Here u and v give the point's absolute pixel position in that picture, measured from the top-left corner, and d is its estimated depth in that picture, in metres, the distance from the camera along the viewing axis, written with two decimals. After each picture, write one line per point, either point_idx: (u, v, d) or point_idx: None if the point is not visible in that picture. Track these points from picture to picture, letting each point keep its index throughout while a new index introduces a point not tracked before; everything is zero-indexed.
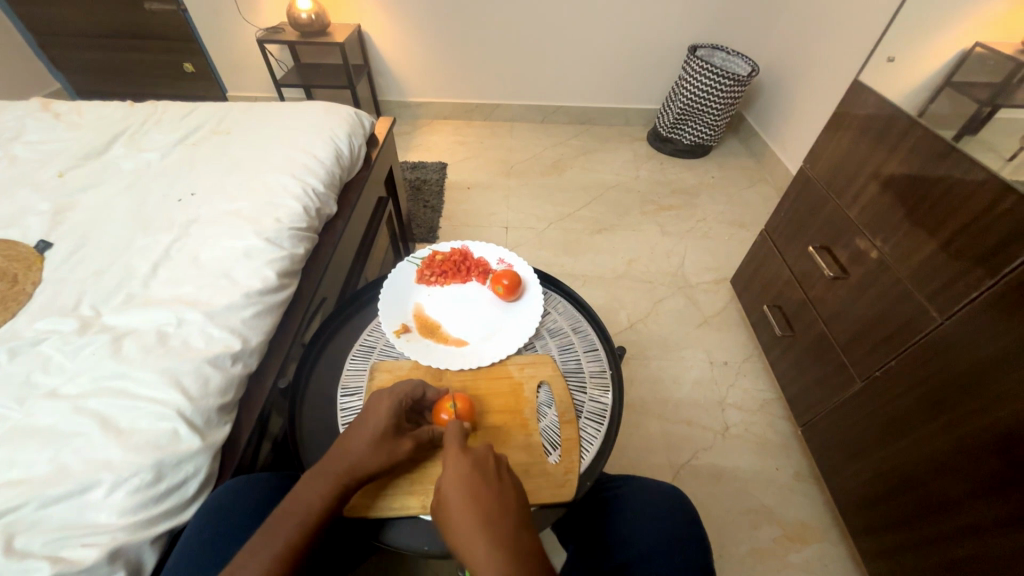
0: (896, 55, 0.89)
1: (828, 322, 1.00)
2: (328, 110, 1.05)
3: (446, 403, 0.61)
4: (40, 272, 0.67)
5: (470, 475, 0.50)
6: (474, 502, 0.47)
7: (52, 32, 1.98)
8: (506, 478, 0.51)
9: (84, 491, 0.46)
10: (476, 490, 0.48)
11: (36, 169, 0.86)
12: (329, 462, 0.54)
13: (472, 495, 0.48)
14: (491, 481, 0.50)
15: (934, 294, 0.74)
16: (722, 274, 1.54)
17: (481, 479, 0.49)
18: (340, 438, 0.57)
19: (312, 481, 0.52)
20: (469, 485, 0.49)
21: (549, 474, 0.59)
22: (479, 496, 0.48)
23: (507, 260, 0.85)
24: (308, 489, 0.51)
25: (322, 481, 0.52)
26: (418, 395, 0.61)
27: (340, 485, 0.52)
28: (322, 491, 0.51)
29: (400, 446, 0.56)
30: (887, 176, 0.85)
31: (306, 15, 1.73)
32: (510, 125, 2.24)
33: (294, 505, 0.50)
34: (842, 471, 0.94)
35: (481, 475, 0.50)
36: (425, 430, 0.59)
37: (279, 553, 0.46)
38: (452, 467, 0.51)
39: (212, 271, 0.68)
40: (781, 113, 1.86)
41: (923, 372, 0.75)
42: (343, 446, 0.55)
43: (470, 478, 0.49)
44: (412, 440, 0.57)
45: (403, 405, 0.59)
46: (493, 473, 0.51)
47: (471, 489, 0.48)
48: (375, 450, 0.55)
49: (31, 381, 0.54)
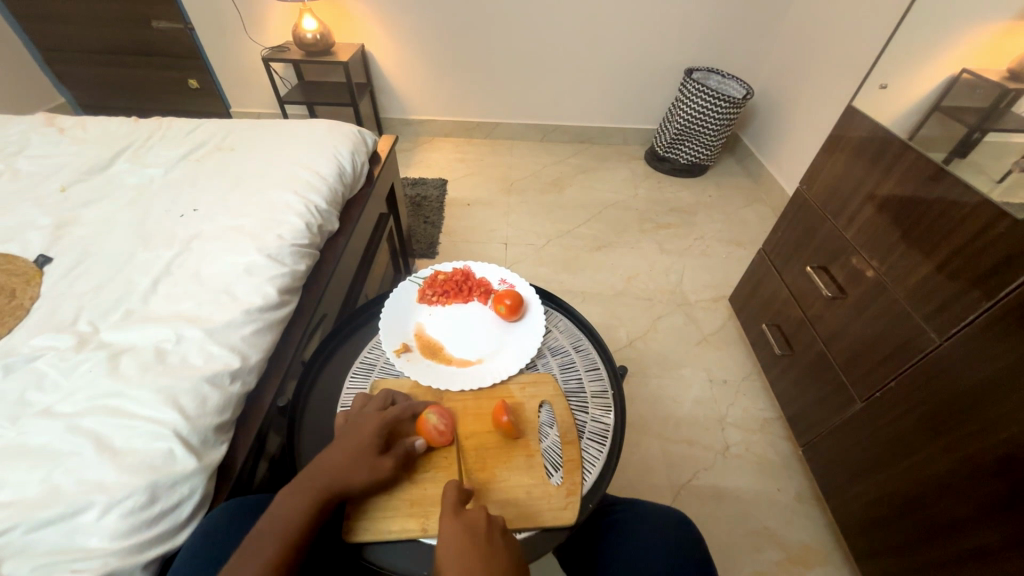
0: (887, 81, 0.92)
1: (827, 341, 1.00)
2: (332, 128, 1.06)
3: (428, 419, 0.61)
4: (38, 287, 0.67)
5: (463, 541, 0.48)
6: (465, 570, 0.46)
7: (59, 47, 2.01)
8: (498, 540, 0.49)
9: (75, 514, 0.45)
10: (468, 557, 0.47)
11: (39, 184, 0.86)
12: (309, 477, 0.53)
13: (462, 562, 0.46)
14: (486, 545, 0.48)
15: (931, 315, 0.75)
16: (721, 292, 1.54)
17: (474, 544, 0.48)
18: (318, 455, 0.56)
19: (290, 497, 0.51)
20: (461, 551, 0.47)
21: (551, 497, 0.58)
22: (471, 563, 0.47)
23: (509, 280, 0.86)
24: (284, 504, 0.51)
25: (300, 496, 0.51)
26: (406, 414, 0.62)
27: (318, 500, 0.51)
28: (298, 507, 0.50)
29: (380, 464, 0.56)
30: (882, 198, 0.86)
31: (311, 35, 1.77)
32: (510, 143, 2.28)
33: (274, 522, 0.49)
34: (844, 493, 0.93)
35: (476, 539, 0.49)
36: (407, 446, 0.58)
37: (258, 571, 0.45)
38: (442, 531, 0.49)
39: (213, 288, 0.68)
40: (775, 134, 1.90)
41: (924, 393, 0.75)
42: (323, 462, 0.55)
43: (463, 541, 0.48)
44: (393, 459, 0.56)
45: (387, 424, 0.59)
46: (488, 537, 0.49)
47: (462, 554, 0.47)
48: (354, 468, 0.54)
49: (25, 399, 0.53)
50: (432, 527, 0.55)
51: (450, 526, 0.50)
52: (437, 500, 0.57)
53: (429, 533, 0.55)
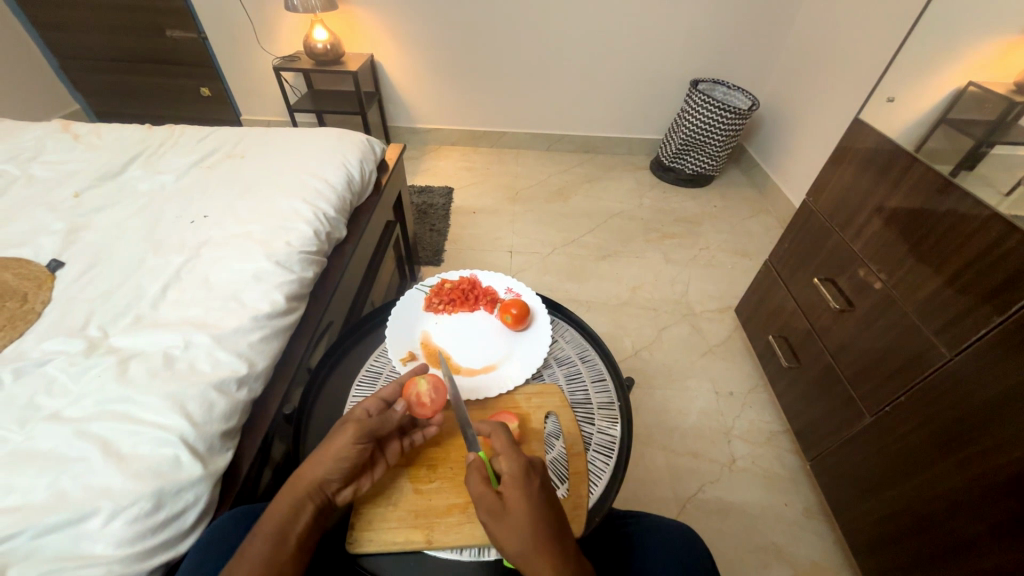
0: (894, 95, 0.92)
1: (835, 354, 0.99)
2: (341, 137, 1.08)
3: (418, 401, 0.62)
4: (50, 292, 0.67)
5: (541, 496, 0.49)
6: (544, 525, 0.47)
7: (75, 55, 2.05)
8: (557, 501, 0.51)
9: (81, 520, 0.45)
10: (546, 512, 0.48)
11: (53, 189, 0.87)
12: (293, 479, 0.52)
13: (543, 520, 0.48)
14: (555, 503, 0.50)
15: (942, 329, 0.74)
16: (726, 303, 1.54)
17: (549, 500, 0.50)
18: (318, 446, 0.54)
19: (275, 500, 0.51)
20: (540, 507, 0.49)
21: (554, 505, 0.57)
22: (548, 517, 0.48)
23: (515, 289, 0.86)
24: (272, 509, 0.50)
25: (284, 500, 0.51)
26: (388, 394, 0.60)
27: (297, 497, 0.51)
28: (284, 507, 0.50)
29: (342, 436, 0.53)
30: (890, 210, 0.86)
31: (321, 45, 1.80)
32: (515, 152, 2.29)
33: (261, 525, 0.49)
34: (853, 509, 0.91)
35: (549, 495, 0.50)
36: (376, 418, 0.56)
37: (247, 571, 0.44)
38: (519, 483, 0.49)
39: (221, 294, 0.68)
40: (781, 146, 1.90)
41: (935, 409, 0.74)
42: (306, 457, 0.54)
43: (541, 497, 0.49)
44: (354, 427, 0.54)
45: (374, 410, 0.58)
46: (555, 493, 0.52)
47: (542, 511, 0.48)
48: (324, 452, 0.53)
49: (34, 403, 0.54)
50: (437, 538, 0.54)
51: (530, 484, 0.50)
52: (442, 511, 0.56)
53: (433, 545, 0.54)
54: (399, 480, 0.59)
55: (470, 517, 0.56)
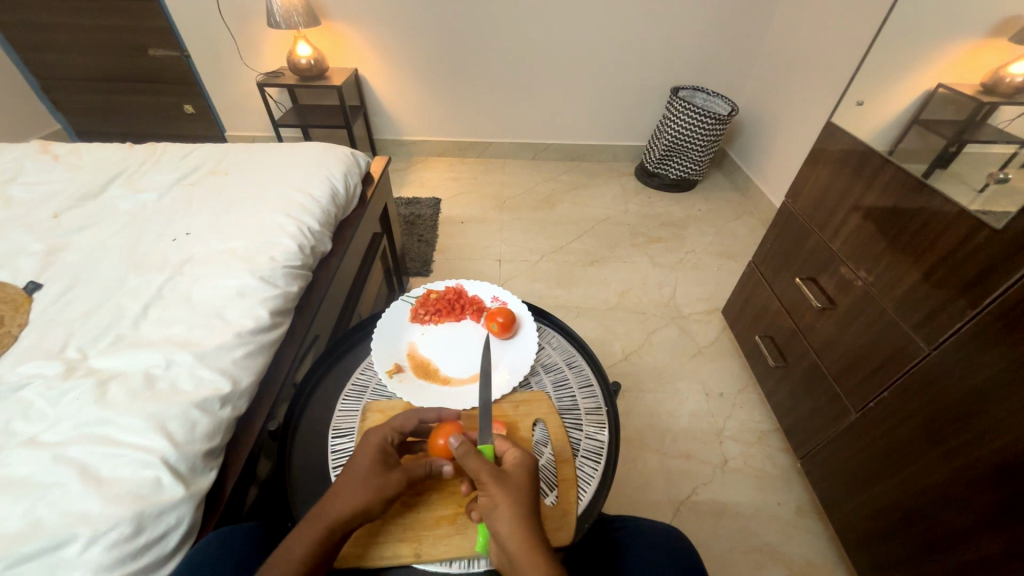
0: (863, 98, 0.95)
1: (819, 352, 1.00)
2: (325, 151, 1.08)
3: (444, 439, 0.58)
4: (27, 314, 0.66)
5: (517, 489, 0.50)
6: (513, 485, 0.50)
7: (55, 75, 2.04)
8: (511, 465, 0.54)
9: (58, 547, 0.44)
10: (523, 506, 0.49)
11: (31, 210, 0.86)
12: (319, 512, 0.49)
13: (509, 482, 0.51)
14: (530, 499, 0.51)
15: (920, 324, 0.76)
16: (714, 304, 1.56)
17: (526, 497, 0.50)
18: (339, 484, 0.52)
19: (295, 534, 0.48)
20: (521, 505, 0.49)
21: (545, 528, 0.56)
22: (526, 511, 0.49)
23: (501, 297, 0.86)
24: (293, 544, 0.47)
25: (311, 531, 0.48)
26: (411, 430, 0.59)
27: (323, 537, 0.48)
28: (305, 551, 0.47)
29: (391, 483, 0.52)
30: (867, 209, 0.88)
31: (305, 60, 1.81)
32: (502, 161, 2.31)
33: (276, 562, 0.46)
34: (844, 505, 0.92)
35: (525, 487, 0.51)
36: (421, 466, 0.55)
37: None
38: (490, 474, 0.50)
39: (204, 311, 0.68)
40: (761, 149, 1.94)
41: (918, 402, 0.75)
42: (333, 492, 0.51)
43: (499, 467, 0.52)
44: (402, 476, 0.53)
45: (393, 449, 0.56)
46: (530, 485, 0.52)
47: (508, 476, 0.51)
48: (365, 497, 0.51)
49: (9, 428, 0.52)
50: (426, 551, 0.52)
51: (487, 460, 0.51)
52: (431, 523, 0.55)
53: (422, 558, 0.52)
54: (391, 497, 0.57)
55: (459, 528, 0.54)
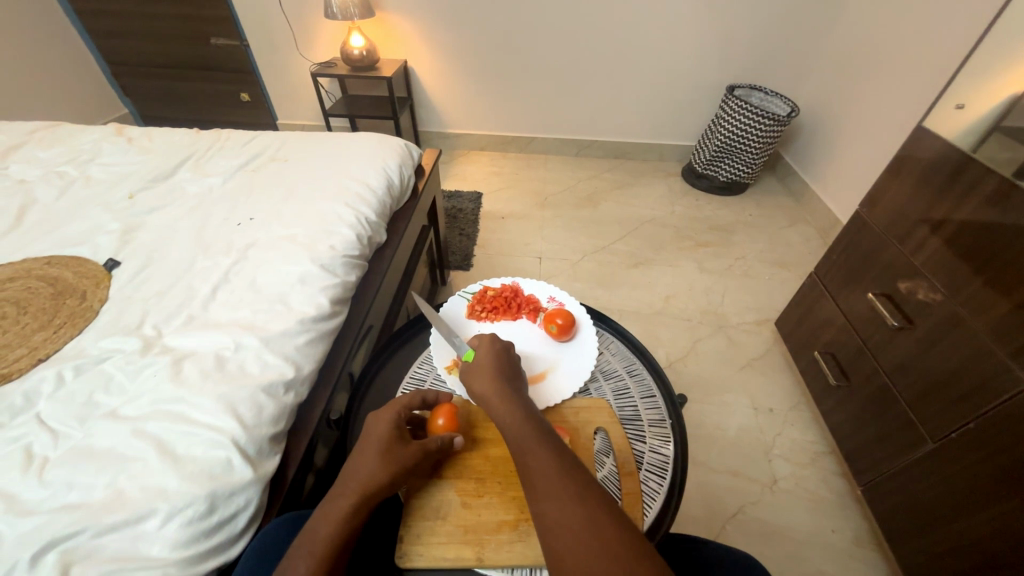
0: (965, 101, 0.84)
1: (891, 374, 0.93)
2: (381, 141, 1.08)
3: (443, 413, 0.61)
4: (107, 290, 0.69)
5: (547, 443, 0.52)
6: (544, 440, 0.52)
7: (125, 62, 2.15)
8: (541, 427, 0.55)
9: (138, 521, 0.45)
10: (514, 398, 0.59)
11: (108, 190, 0.91)
12: (342, 485, 0.51)
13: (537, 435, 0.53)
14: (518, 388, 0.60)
15: (1020, 352, 0.69)
16: (764, 315, 1.48)
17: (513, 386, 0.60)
18: (351, 456, 0.54)
19: (326, 507, 0.50)
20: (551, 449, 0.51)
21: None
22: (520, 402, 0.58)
23: (558, 298, 0.84)
24: (322, 518, 0.49)
25: (340, 504, 0.50)
26: (417, 405, 0.61)
27: (353, 508, 0.49)
28: (338, 522, 0.48)
29: (406, 453, 0.54)
30: (957, 224, 0.81)
31: (357, 51, 1.84)
32: (544, 157, 2.28)
33: (311, 535, 0.47)
34: (911, 540, 0.86)
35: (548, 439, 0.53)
36: (432, 439, 0.57)
37: None
38: (481, 374, 0.60)
39: (269, 296, 0.69)
40: (821, 154, 1.83)
41: (1012, 437, 0.68)
42: (351, 468, 0.53)
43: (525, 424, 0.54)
44: (417, 447, 0.55)
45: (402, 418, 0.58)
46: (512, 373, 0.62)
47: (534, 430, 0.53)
48: (381, 465, 0.52)
49: (93, 401, 0.55)
50: (488, 557, 0.51)
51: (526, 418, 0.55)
52: (491, 525, 0.53)
53: (484, 563, 0.51)
54: (447, 493, 0.56)
55: (522, 535, 0.53)
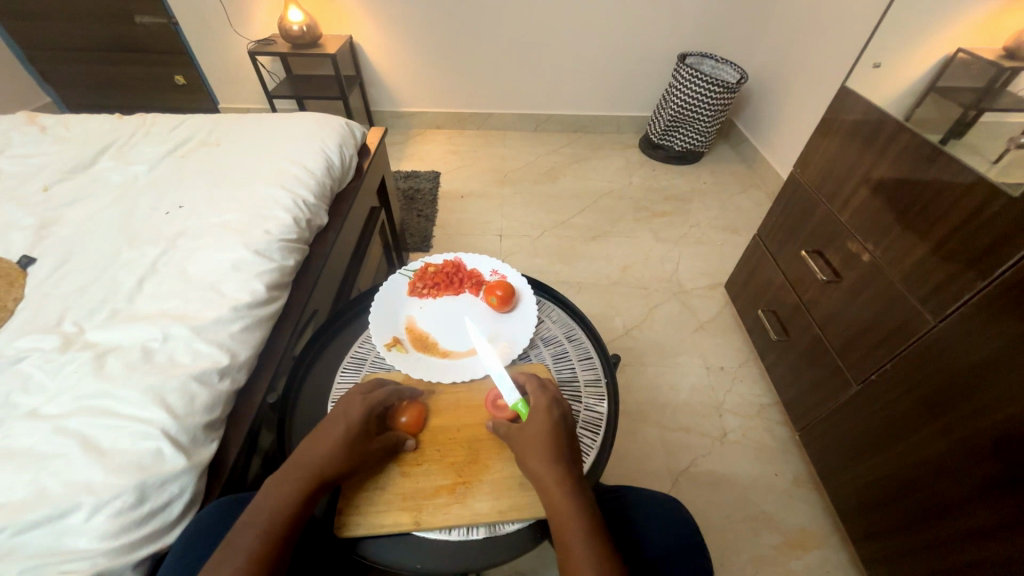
0: (881, 61, 0.90)
1: (823, 326, 0.99)
2: (319, 121, 1.05)
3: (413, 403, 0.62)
4: (22, 288, 0.66)
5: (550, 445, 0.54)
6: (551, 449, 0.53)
7: (40, 45, 1.97)
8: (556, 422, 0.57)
9: (63, 515, 0.44)
10: (542, 420, 0.56)
11: (21, 184, 0.85)
12: (289, 469, 0.52)
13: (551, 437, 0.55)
14: (555, 405, 0.57)
15: (927, 296, 0.74)
16: (716, 279, 1.54)
17: (548, 404, 0.57)
18: (310, 436, 0.55)
19: (273, 488, 0.50)
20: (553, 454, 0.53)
21: (529, 497, 0.56)
22: (552, 425, 0.55)
23: (500, 270, 0.84)
24: (266, 497, 0.49)
25: (286, 486, 0.50)
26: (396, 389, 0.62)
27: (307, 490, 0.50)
28: (288, 499, 0.49)
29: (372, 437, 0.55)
30: (877, 179, 0.85)
31: (297, 27, 1.74)
32: (502, 134, 2.25)
33: (253, 515, 0.48)
34: (840, 476, 0.93)
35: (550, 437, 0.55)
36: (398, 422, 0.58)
37: (238, 563, 0.44)
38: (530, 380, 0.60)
39: (200, 285, 0.67)
40: (770, 119, 1.88)
41: (921, 374, 0.74)
42: (309, 449, 0.53)
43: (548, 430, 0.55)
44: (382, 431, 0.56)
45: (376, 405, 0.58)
46: (549, 390, 0.59)
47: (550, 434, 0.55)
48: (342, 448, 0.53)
49: (10, 401, 0.53)
50: (425, 520, 0.54)
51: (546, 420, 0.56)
52: (429, 491, 0.56)
53: (421, 526, 0.54)
54: (387, 465, 0.58)
55: (459, 497, 0.56)
